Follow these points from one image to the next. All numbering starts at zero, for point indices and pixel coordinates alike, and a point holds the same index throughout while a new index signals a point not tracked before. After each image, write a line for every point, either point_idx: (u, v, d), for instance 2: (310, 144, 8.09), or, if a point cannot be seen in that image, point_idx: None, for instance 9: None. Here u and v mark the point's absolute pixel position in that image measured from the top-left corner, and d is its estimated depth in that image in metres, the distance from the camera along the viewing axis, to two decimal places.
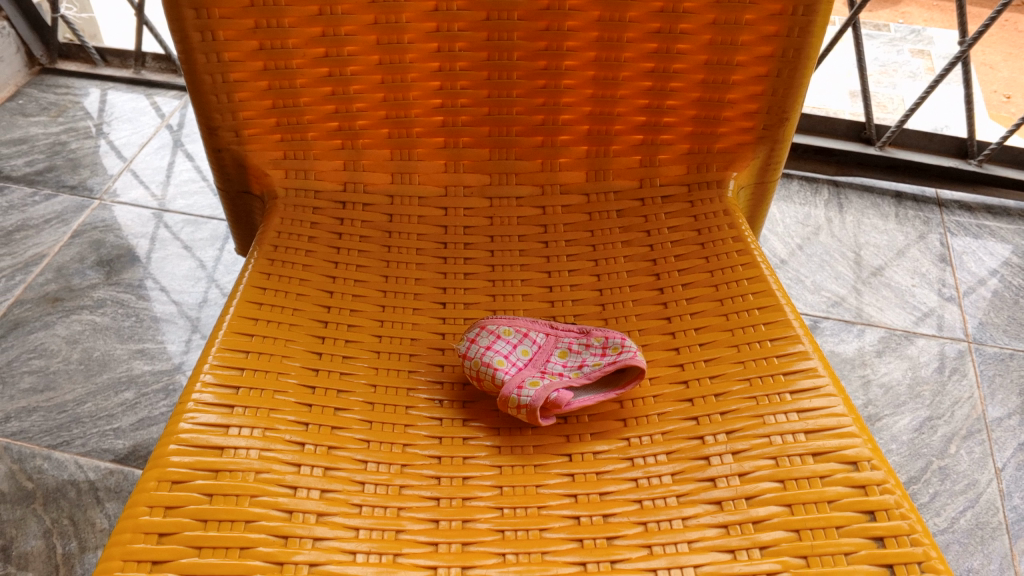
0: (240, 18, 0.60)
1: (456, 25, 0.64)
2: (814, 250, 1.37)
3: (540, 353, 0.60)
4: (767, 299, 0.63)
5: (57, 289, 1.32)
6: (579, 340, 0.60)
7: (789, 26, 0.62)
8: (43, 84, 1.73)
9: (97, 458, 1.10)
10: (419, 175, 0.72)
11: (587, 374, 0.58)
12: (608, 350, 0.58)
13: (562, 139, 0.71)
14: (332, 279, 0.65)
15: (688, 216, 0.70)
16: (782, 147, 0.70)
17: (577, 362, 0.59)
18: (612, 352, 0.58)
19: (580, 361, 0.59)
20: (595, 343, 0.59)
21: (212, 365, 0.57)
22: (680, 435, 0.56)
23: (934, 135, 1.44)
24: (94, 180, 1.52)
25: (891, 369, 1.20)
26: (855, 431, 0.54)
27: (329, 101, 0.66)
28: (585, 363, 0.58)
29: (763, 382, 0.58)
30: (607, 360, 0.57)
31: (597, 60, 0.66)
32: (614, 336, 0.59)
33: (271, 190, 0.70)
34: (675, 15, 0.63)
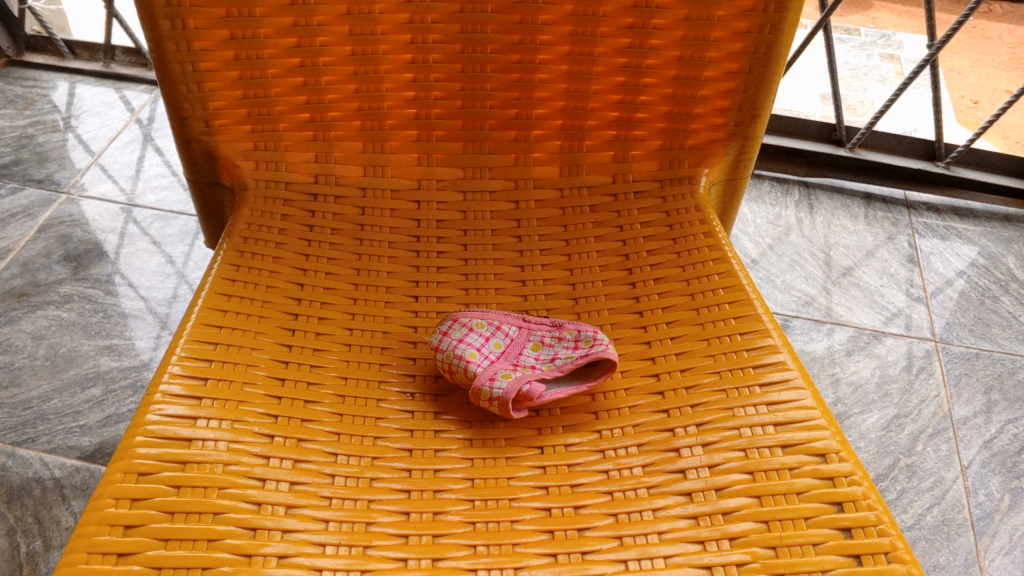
0: (210, 7, 0.60)
1: (429, 17, 0.64)
2: (785, 250, 1.39)
3: (513, 346, 0.59)
4: (738, 294, 0.63)
5: (22, 284, 1.29)
6: (552, 334, 0.60)
7: (760, 23, 0.62)
8: (10, 76, 1.70)
9: (62, 456, 1.08)
10: (392, 168, 0.71)
11: (559, 367, 0.57)
12: (581, 343, 0.58)
13: (535, 134, 0.71)
14: (302, 272, 0.64)
15: (660, 212, 0.70)
16: (753, 144, 0.70)
17: (550, 355, 0.59)
18: (584, 345, 0.58)
19: (552, 354, 0.59)
20: (568, 337, 0.59)
21: (180, 356, 0.56)
22: (651, 427, 0.56)
23: (903, 137, 1.46)
24: (61, 174, 1.49)
25: (860, 368, 1.21)
26: (824, 423, 0.55)
27: (301, 92, 0.66)
28: (558, 356, 0.58)
29: (733, 375, 0.58)
30: (580, 353, 0.57)
31: (570, 54, 0.66)
32: (586, 329, 0.59)
33: (242, 182, 0.69)
34: (647, 11, 0.63)
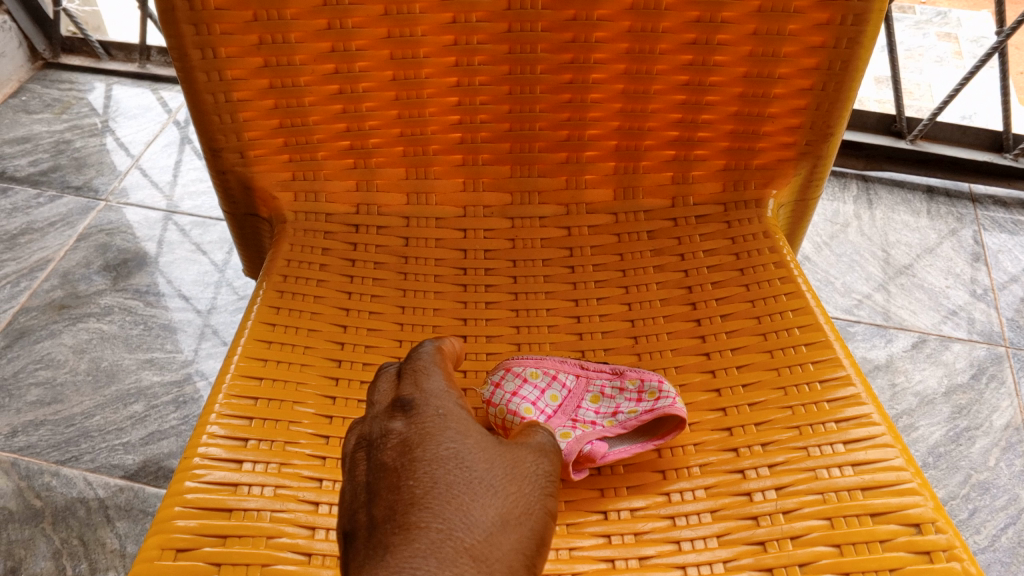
0: (243, 34, 0.56)
1: (475, 37, 0.59)
2: (843, 248, 1.33)
3: (570, 398, 0.56)
4: (814, 334, 0.58)
5: (62, 295, 1.28)
6: (612, 383, 0.56)
7: (836, 36, 0.57)
8: (46, 79, 1.69)
9: (106, 475, 1.07)
10: (437, 195, 0.67)
11: (621, 423, 0.54)
12: (643, 395, 0.54)
13: (588, 155, 0.66)
14: (345, 311, 0.61)
15: (725, 238, 0.65)
16: (825, 162, 0.65)
17: (611, 409, 0.55)
18: (648, 398, 0.54)
19: (613, 408, 0.55)
20: (629, 387, 0.55)
21: (220, 414, 0.53)
22: (724, 490, 0.52)
23: (968, 128, 1.38)
24: (99, 181, 1.48)
25: (926, 377, 1.15)
26: (917, 487, 0.50)
27: (340, 120, 0.62)
28: (620, 410, 0.55)
29: (812, 431, 0.53)
30: (644, 407, 0.53)
31: (626, 73, 0.61)
32: (650, 378, 0.55)
33: (280, 215, 0.66)
34: (712, 25, 0.58)
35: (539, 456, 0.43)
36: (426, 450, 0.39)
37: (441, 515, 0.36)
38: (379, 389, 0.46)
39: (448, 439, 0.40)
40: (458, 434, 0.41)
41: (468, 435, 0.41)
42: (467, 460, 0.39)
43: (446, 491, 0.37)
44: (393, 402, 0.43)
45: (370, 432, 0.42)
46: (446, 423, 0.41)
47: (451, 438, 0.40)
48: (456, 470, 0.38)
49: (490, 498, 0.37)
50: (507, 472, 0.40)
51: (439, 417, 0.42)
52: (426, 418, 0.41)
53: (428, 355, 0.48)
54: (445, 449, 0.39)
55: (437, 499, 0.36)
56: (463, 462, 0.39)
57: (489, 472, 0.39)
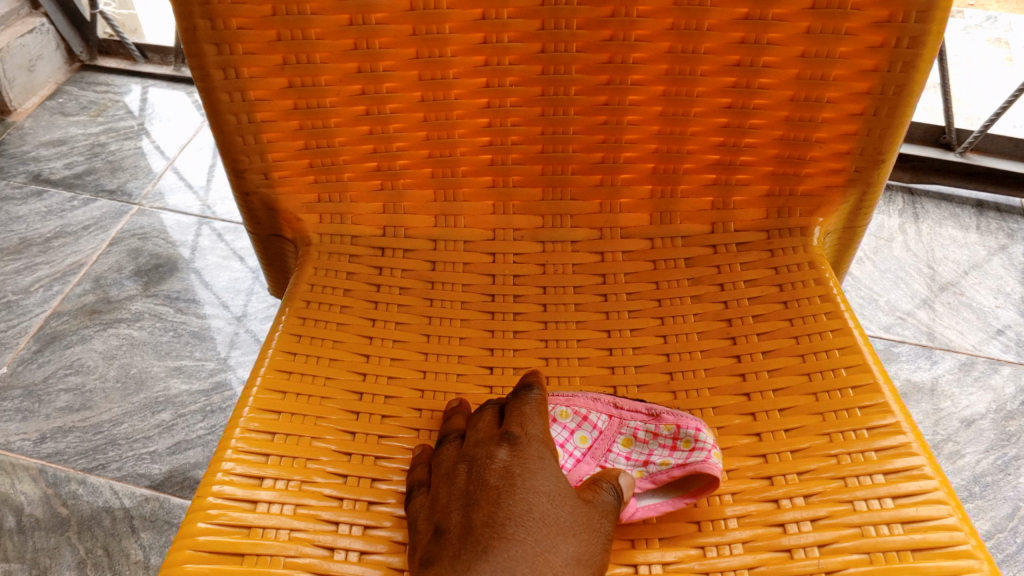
0: (267, 53, 0.54)
1: (507, 58, 0.57)
2: (888, 264, 1.28)
3: (601, 441, 0.53)
4: (861, 375, 0.55)
5: (94, 300, 1.28)
6: (647, 428, 0.54)
7: (890, 60, 0.54)
8: (83, 81, 1.70)
9: (132, 484, 1.07)
10: (466, 217, 0.65)
11: (652, 476, 0.51)
12: (679, 444, 0.52)
13: (623, 178, 0.64)
14: (369, 339, 0.59)
15: (767, 267, 0.62)
16: (875, 190, 0.62)
17: (643, 458, 0.53)
18: (684, 447, 0.52)
19: (645, 456, 0.53)
20: (664, 433, 0.53)
21: (235, 450, 0.51)
22: (764, 544, 0.49)
23: (1020, 142, 1.33)
24: (133, 184, 1.48)
25: (973, 401, 1.11)
26: (971, 550, 0.47)
27: (367, 141, 0.60)
28: (651, 460, 0.52)
29: (857, 483, 0.50)
30: (679, 458, 0.51)
31: (665, 95, 0.58)
32: (687, 426, 0.52)
33: (305, 236, 0.64)
34: (757, 46, 0.55)
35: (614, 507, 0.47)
36: (526, 480, 0.44)
37: (532, 536, 0.41)
38: (482, 419, 0.50)
39: (545, 475, 0.45)
40: (553, 473, 0.46)
41: (561, 476, 0.46)
42: (559, 498, 0.44)
43: (540, 519, 0.42)
44: (500, 432, 0.48)
45: (476, 451, 0.47)
46: (545, 461, 0.46)
47: (548, 476, 0.45)
48: (549, 503, 0.43)
49: (573, 533, 0.43)
50: (586, 519, 0.44)
51: (539, 453, 0.47)
52: (529, 451, 0.46)
53: (541, 396, 0.51)
54: (542, 484, 0.44)
55: (531, 525, 0.42)
56: (556, 498, 0.44)
57: (574, 513, 0.44)
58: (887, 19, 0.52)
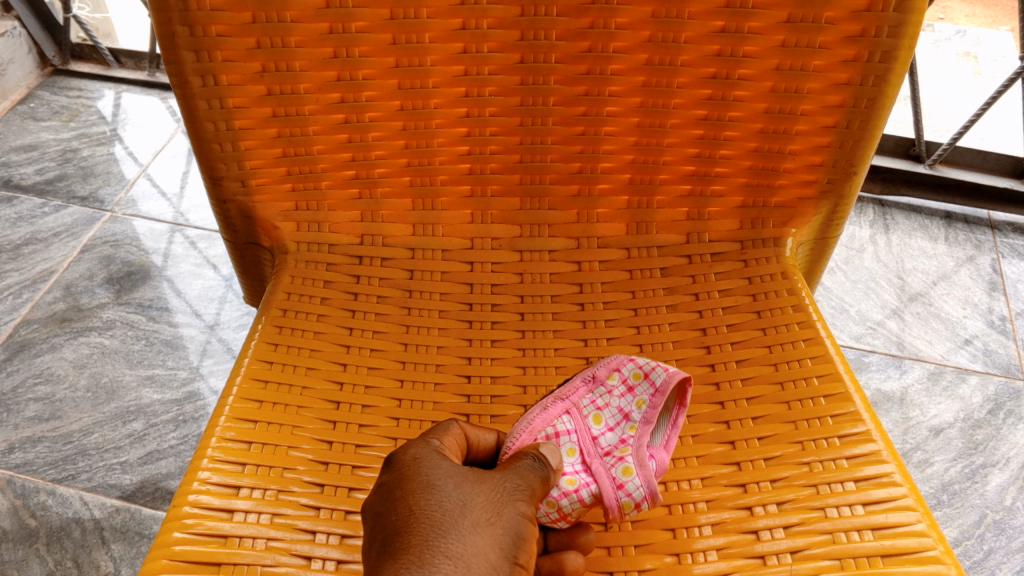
0: (245, 61, 0.54)
1: (486, 68, 0.57)
2: (859, 274, 1.30)
3: (582, 438, 0.53)
4: (833, 385, 0.56)
5: (65, 308, 1.27)
6: (598, 393, 0.54)
7: (862, 73, 0.55)
8: (55, 86, 1.69)
9: (102, 495, 1.05)
10: (444, 226, 0.65)
11: (642, 420, 0.53)
12: (630, 381, 0.54)
13: (600, 188, 0.64)
14: (346, 348, 0.59)
15: (741, 277, 0.63)
16: (847, 202, 0.63)
17: (618, 414, 0.54)
18: (638, 381, 0.54)
19: (619, 411, 0.54)
20: (610, 384, 0.55)
21: (212, 460, 0.51)
22: (737, 552, 0.49)
23: (988, 153, 1.35)
24: (106, 191, 1.46)
25: (942, 411, 1.12)
26: (939, 555, 0.48)
27: (345, 150, 0.60)
28: (628, 410, 0.54)
29: (830, 490, 0.51)
30: (646, 392, 0.53)
31: (642, 107, 0.59)
32: (625, 365, 0.55)
33: (282, 244, 0.64)
34: (732, 59, 0.56)
35: (526, 472, 0.41)
36: (405, 480, 0.38)
37: (419, 535, 0.35)
38: None
39: (426, 465, 0.39)
40: (437, 454, 0.40)
41: (445, 459, 0.40)
42: (442, 480, 0.38)
43: (423, 513, 0.36)
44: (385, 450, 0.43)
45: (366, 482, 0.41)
46: (426, 452, 0.40)
47: (431, 464, 0.39)
48: (432, 487, 0.37)
49: (468, 503, 0.37)
50: (484, 483, 0.38)
51: (419, 447, 0.41)
52: (407, 450, 0.41)
53: (458, 425, 0.45)
54: (422, 475, 0.38)
55: (413, 521, 0.35)
56: (441, 481, 0.38)
57: (465, 484, 0.38)
58: (860, 33, 0.53)
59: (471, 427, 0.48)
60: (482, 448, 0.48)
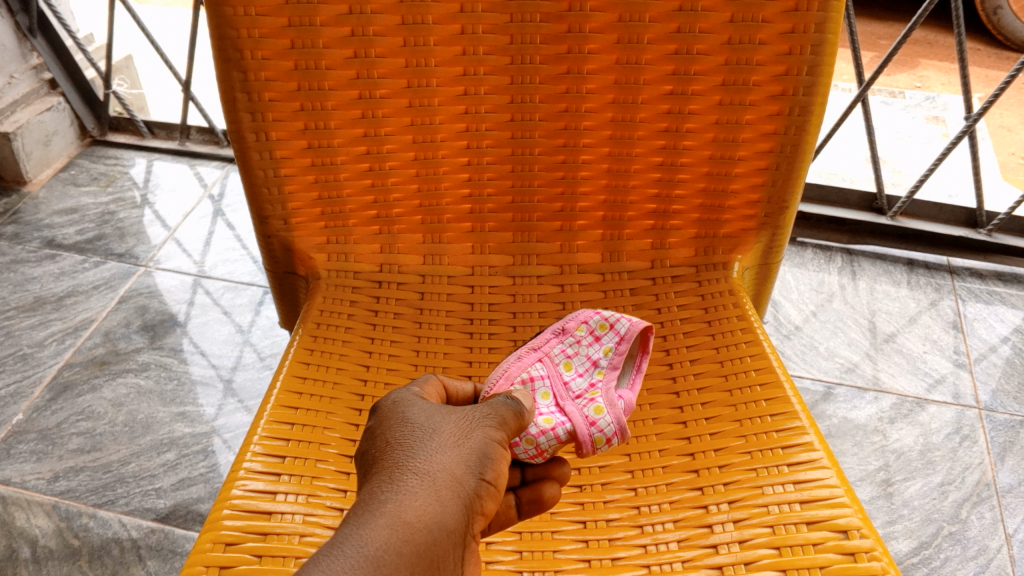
0: (290, 121, 0.68)
1: (483, 125, 0.71)
2: (829, 316, 1.42)
3: (555, 382, 0.66)
4: (768, 375, 0.69)
5: (104, 352, 1.39)
6: (569, 345, 0.68)
7: (786, 125, 0.68)
8: (93, 155, 1.84)
9: (139, 517, 1.16)
10: (449, 256, 0.78)
11: (608, 364, 0.67)
12: (597, 331, 0.69)
13: (579, 224, 0.77)
14: (368, 353, 0.71)
15: (696, 294, 0.76)
16: (783, 233, 0.76)
17: (586, 363, 0.67)
18: (602, 330, 0.68)
19: (587, 360, 0.68)
20: (579, 334, 0.69)
21: (261, 437, 0.64)
22: (686, 504, 0.62)
23: (944, 205, 1.49)
24: (140, 249, 1.60)
25: (903, 436, 1.23)
26: (846, 501, 0.60)
27: (368, 192, 0.74)
28: (596, 358, 0.67)
29: (763, 455, 0.64)
30: (611, 341, 0.68)
31: (610, 155, 0.72)
32: (592, 318, 0.69)
33: (315, 272, 0.77)
34: (680, 115, 0.70)
35: (498, 403, 0.52)
36: (387, 422, 0.49)
37: (394, 460, 0.46)
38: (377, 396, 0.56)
39: (406, 409, 0.50)
40: (415, 401, 0.51)
41: (423, 404, 0.51)
42: (418, 419, 0.49)
43: (399, 445, 0.47)
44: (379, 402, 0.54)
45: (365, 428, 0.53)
46: (408, 399, 0.51)
47: (410, 408, 0.50)
48: (409, 425, 0.48)
49: (434, 437, 0.47)
50: (454, 417, 0.49)
51: (402, 395, 0.52)
52: (392, 398, 0.52)
53: (435, 377, 0.56)
54: (400, 418, 0.49)
55: (390, 452, 0.47)
56: (416, 420, 0.49)
57: (437, 420, 0.49)
58: (781, 93, 0.67)
59: (450, 379, 0.59)
60: (461, 396, 0.58)
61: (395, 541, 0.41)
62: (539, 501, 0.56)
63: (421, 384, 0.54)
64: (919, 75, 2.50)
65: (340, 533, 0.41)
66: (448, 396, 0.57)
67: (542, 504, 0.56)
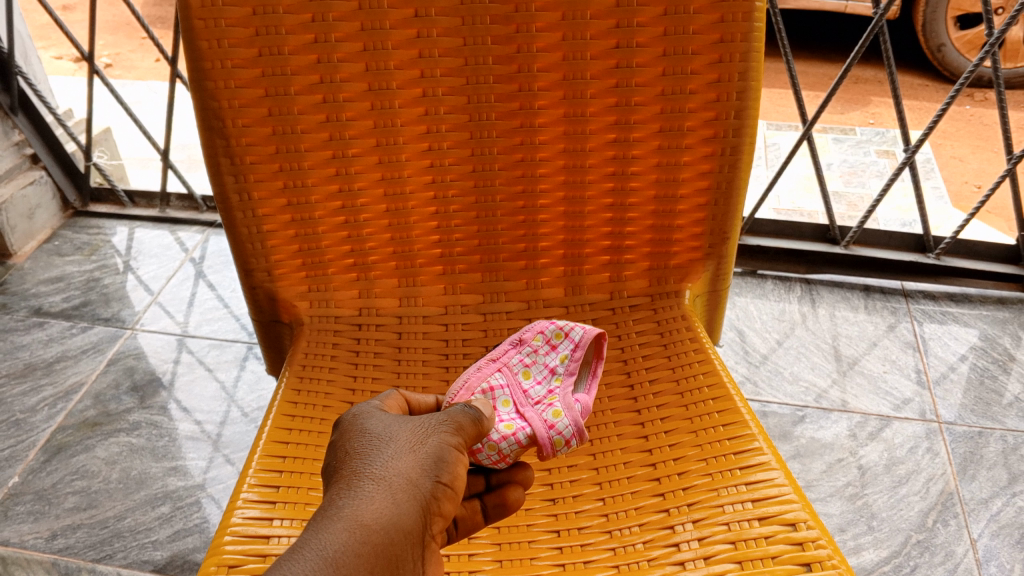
0: (272, 181, 0.75)
1: (447, 176, 0.79)
2: (792, 343, 1.49)
3: (515, 391, 0.73)
4: (719, 390, 0.76)
5: (95, 414, 1.43)
6: (527, 356, 0.76)
7: (720, 164, 0.77)
8: (76, 225, 1.90)
9: (137, 570, 1.19)
10: (423, 298, 0.84)
11: (566, 371, 0.74)
12: (553, 340, 0.77)
13: (542, 262, 0.84)
14: (353, 390, 0.77)
15: (652, 321, 0.83)
16: (727, 261, 0.83)
17: (544, 371, 0.75)
18: (558, 339, 0.76)
19: (544, 369, 0.75)
20: (536, 343, 0.77)
21: (256, 470, 0.69)
22: (649, 509, 0.68)
23: (893, 233, 1.57)
24: (126, 312, 1.65)
25: (868, 451, 1.29)
26: (793, 496, 0.66)
27: (346, 243, 0.80)
28: (553, 367, 0.75)
29: (718, 460, 0.70)
30: (568, 350, 0.75)
31: (565, 198, 0.80)
32: (547, 329, 0.77)
33: (298, 318, 0.82)
34: (625, 159, 0.78)
35: (455, 411, 0.58)
36: (350, 433, 0.55)
37: (354, 467, 0.52)
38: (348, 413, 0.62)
39: (367, 421, 0.56)
40: (376, 413, 0.57)
41: (383, 415, 0.57)
42: (378, 430, 0.55)
43: (359, 455, 0.53)
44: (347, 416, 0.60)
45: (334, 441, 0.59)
46: (370, 412, 0.57)
47: (371, 420, 0.56)
48: (369, 436, 0.54)
49: (389, 447, 0.53)
50: (411, 428, 0.55)
51: (363, 408, 0.58)
52: (355, 411, 0.58)
53: (397, 393, 0.62)
54: (361, 429, 0.55)
55: (351, 460, 0.53)
56: (376, 431, 0.55)
57: (395, 431, 0.55)
58: (714, 136, 0.76)
59: (412, 394, 0.65)
60: (422, 408, 0.64)
61: (354, 540, 0.47)
62: (504, 505, 0.63)
63: (384, 398, 0.60)
64: (872, 112, 2.62)
65: (304, 536, 0.47)
66: (410, 408, 0.63)
67: (507, 507, 0.63)
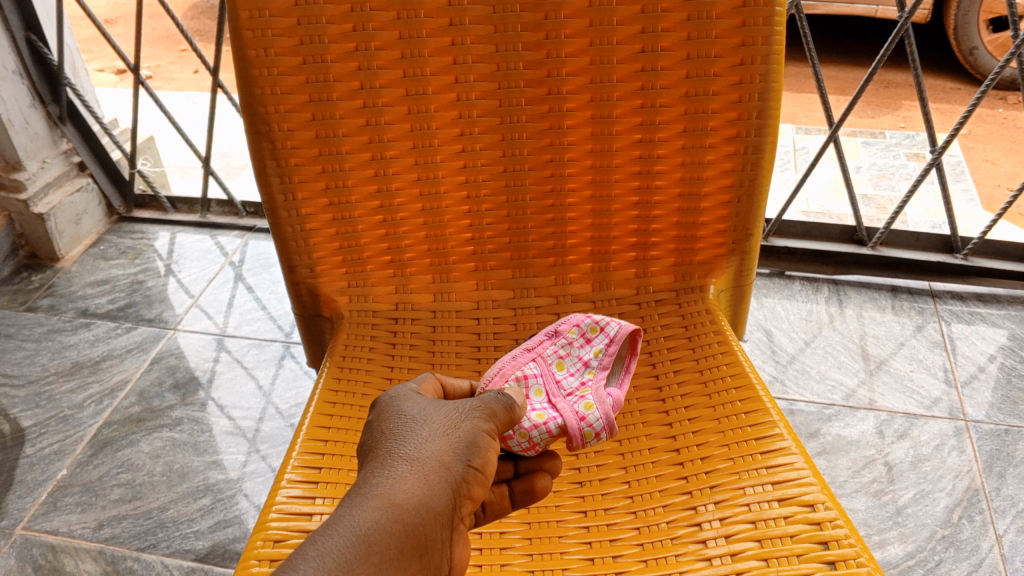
0: (314, 181, 0.79)
1: (480, 176, 0.82)
2: (819, 344, 1.51)
3: (548, 381, 0.76)
4: (742, 380, 0.78)
5: (139, 410, 1.48)
6: (561, 348, 0.79)
7: (742, 162, 0.80)
8: (120, 230, 1.96)
9: (180, 558, 1.24)
10: (456, 293, 0.88)
11: (599, 365, 0.77)
12: (588, 333, 0.79)
13: (570, 259, 0.88)
14: (389, 380, 0.81)
15: (677, 315, 0.86)
16: (750, 258, 0.86)
17: (577, 364, 0.78)
18: (593, 332, 0.79)
19: (577, 362, 0.78)
20: (572, 336, 0.79)
21: (299, 453, 0.73)
22: (673, 491, 0.71)
23: (920, 234, 1.59)
24: (168, 313, 1.71)
25: (895, 449, 1.31)
26: (812, 479, 0.69)
27: (383, 240, 0.84)
28: (587, 360, 0.78)
29: (740, 445, 0.73)
30: (601, 345, 0.78)
31: (592, 196, 0.84)
32: (583, 321, 0.80)
33: (338, 313, 0.86)
34: (650, 159, 0.81)
35: (489, 398, 0.61)
36: (386, 415, 0.59)
37: (389, 448, 0.55)
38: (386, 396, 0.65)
39: (403, 404, 0.59)
40: (412, 397, 0.61)
41: (418, 400, 0.60)
42: (414, 414, 0.58)
43: (395, 436, 0.56)
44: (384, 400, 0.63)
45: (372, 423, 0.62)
46: (407, 396, 0.61)
47: (406, 403, 0.60)
48: (405, 419, 0.58)
49: (423, 431, 0.56)
50: (446, 414, 0.58)
51: (401, 392, 0.61)
52: (392, 395, 0.61)
53: (433, 376, 0.65)
54: (397, 412, 0.59)
55: (387, 441, 0.56)
56: (411, 415, 0.58)
57: (430, 415, 0.58)
58: (735, 136, 0.79)
59: (448, 378, 0.68)
60: (457, 392, 0.68)
61: (387, 515, 0.50)
62: (531, 492, 0.66)
63: (421, 384, 0.64)
64: (903, 116, 2.62)
65: (341, 509, 0.50)
66: (446, 392, 0.67)
67: (534, 494, 0.66)
